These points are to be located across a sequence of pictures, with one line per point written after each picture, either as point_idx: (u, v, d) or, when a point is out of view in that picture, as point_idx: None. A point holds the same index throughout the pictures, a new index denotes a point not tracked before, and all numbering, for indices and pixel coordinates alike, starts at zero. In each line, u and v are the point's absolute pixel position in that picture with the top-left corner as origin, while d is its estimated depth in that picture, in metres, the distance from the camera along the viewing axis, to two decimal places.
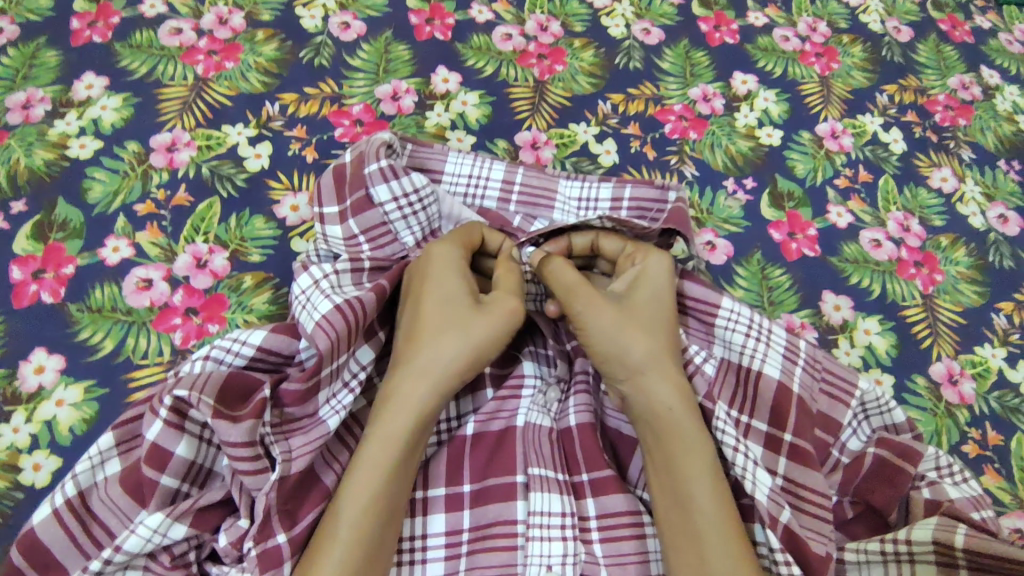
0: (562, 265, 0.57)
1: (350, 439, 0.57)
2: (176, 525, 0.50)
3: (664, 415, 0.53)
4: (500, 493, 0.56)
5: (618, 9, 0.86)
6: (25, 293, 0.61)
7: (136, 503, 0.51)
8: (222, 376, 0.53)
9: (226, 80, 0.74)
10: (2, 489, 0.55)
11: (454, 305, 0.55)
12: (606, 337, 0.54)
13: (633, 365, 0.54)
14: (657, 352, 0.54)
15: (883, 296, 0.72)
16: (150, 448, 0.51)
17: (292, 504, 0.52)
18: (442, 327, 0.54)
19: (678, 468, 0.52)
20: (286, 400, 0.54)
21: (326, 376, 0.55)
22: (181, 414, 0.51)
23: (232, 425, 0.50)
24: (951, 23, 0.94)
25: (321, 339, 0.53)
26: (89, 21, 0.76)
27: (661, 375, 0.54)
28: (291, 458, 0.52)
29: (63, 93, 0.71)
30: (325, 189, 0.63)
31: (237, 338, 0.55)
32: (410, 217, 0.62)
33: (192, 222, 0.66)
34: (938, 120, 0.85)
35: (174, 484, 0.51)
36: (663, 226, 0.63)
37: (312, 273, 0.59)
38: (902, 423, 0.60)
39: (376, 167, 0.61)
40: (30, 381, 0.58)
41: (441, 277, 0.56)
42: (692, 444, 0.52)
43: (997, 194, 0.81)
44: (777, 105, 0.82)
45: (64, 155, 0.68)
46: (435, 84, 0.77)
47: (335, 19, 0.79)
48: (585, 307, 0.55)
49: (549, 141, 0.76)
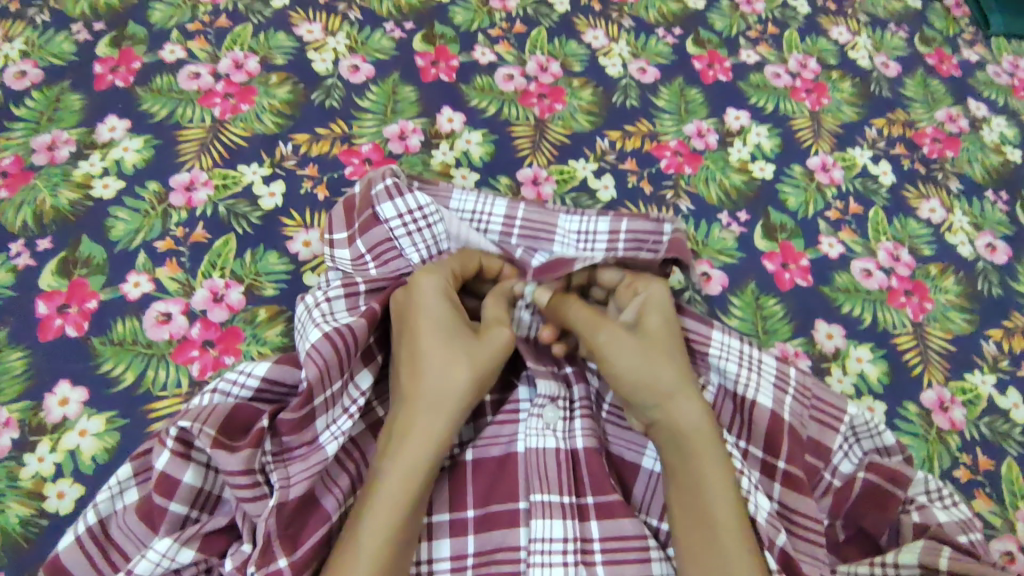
0: (576, 304, 0.62)
1: (350, 462, 0.59)
2: (184, 550, 0.52)
3: (691, 434, 0.55)
4: (504, 519, 0.58)
5: (615, 50, 0.90)
6: (51, 327, 0.64)
7: (149, 529, 0.53)
8: (227, 408, 0.56)
9: (242, 122, 0.77)
10: (27, 516, 0.57)
11: (452, 335, 0.58)
12: (632, 364, 0.57)
13: (662, 391, 0.56)
14: (679, 378, 0.57)
15: (874, 324, 0.74)
16: (159, 477, 0.53)
17: (294, 528, 0.54)
18: (445, 358, 0.56)
19: (701, 484, 0.54)
20: (283, 429, 0.55)
21: (320, 404, 0.57)
22: (187, 444, 0.54)
23: (230, 454, 0.52)
24: (938, 57, 0.98)
25: (311, 369, 0.56)
26: (112, 66, 0.80)
27: (687, 397, 0.56)
28: (289, 485, 0.54)
29: (87, 135, 0.75)
30: (335, 219, 0.68)
31: (242, 370, 0.58)
32: (415, 234, 0.66)
33: (209, 258, 0.69)
34: (926, 152, 0.88)
35: (183, 511, 0.54)
36: (665, 256, 0.66)
37: (308, 299, 0.62)
38: (892, 446, 0.62)
39: (383, 186, 0.65)
40: (55, 412, 0.61)
41: (433, 307, 0.59)
42: (715, 463, 0.54)
43: (985, 224, 0.84)
44: (769, 139, 0.86)
45: (88, 195, 0.72)
46: (440, 123, 0.80)
47: (345, 62, 0.83)
48: (608, 336, 0.58)
49: (549, 177, 0.79)
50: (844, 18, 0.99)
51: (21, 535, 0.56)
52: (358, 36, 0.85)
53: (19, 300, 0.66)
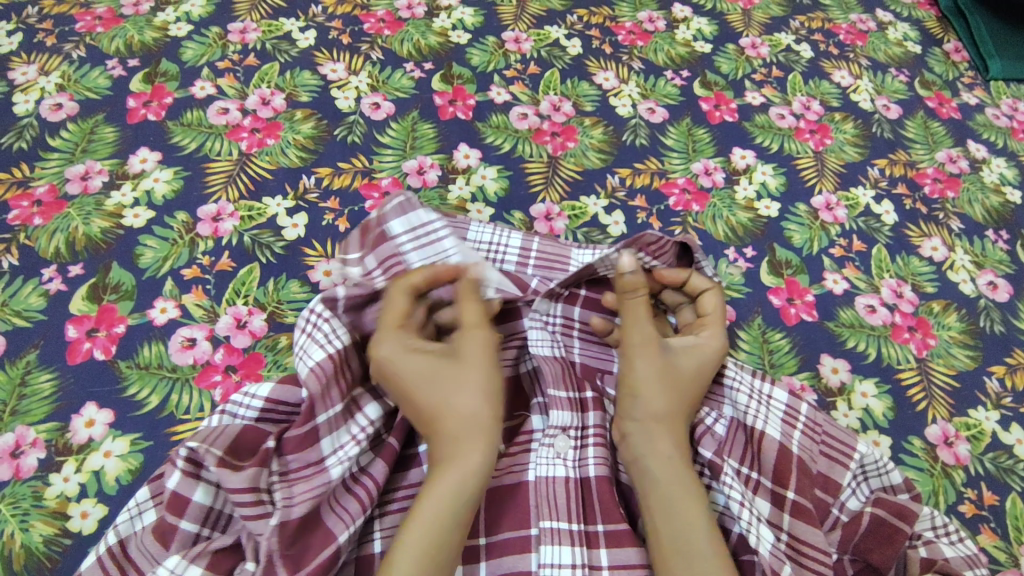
0: (638, 313, 0.64)
1: (357, 487, 0.59)
2: (191, 567, 0.53)
3: (648, 454, 0.59)
4: (513, 545, 0.59)
5: (625, 91, 0.94)
6: (80, 350, 0.67)
7: (162, 547, 0.55)
8: (237, 429, 0.59)
9: (268, 156, 0.81)
10: (51, 535, 0.58)
11: (444, 376, 0.59)
12: (645, 381, 0.62)
13: (653, 413, 0.61)
14: (674, 407, 0.61)
15: (879, 359, 0.76)
16: (170, 497, 0.55)
17: (296, 548, 0.54)
18: (445, 391, 0.59)
19: (667, 494, 0.57)
20: (288, 446, 0.58)
21: (323, 423, 0.59)
22: (195, 464, 0.56)
23: (234, 472, 0.55)
24: (938, 100, 1.01)
25: (314, 384, 0.58)
26: (145, 100, 0.84)
27: (670, 428, 0.61)
28: (291, 504, 0.55)
29: (119, 167, 0.79)
30: (349, 241, 0.72)
31: (248, 393, 0.61)
32: (420, 246, 0.70)
33: (233, 285, 0.71)
34: (927, 192, 0.91)
35: (194, 528, 0.55)
36: (675, 239, 0.70)
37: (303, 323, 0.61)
38: (900, 484, 0.63)
39: (396, 205, 0.71)
40: (81, 433, 0.63)
41: (406, 368, 0.59)
42: (675, 475, 0.58)
43: (986, 262, 0.86)
44: (774, 178, 0.88)
45: (118, 224, 0.74)
46: (457, 159, 0.83)
47: (367, 100, 0.87)
48: (640, 355, 0.63)
49: (561, 212, 0.81)
50: (846, 62, 1.03)
51: (44, 554, 0.58)
52: (380, 75, 0.89)
53: (49, 323, 0.68)
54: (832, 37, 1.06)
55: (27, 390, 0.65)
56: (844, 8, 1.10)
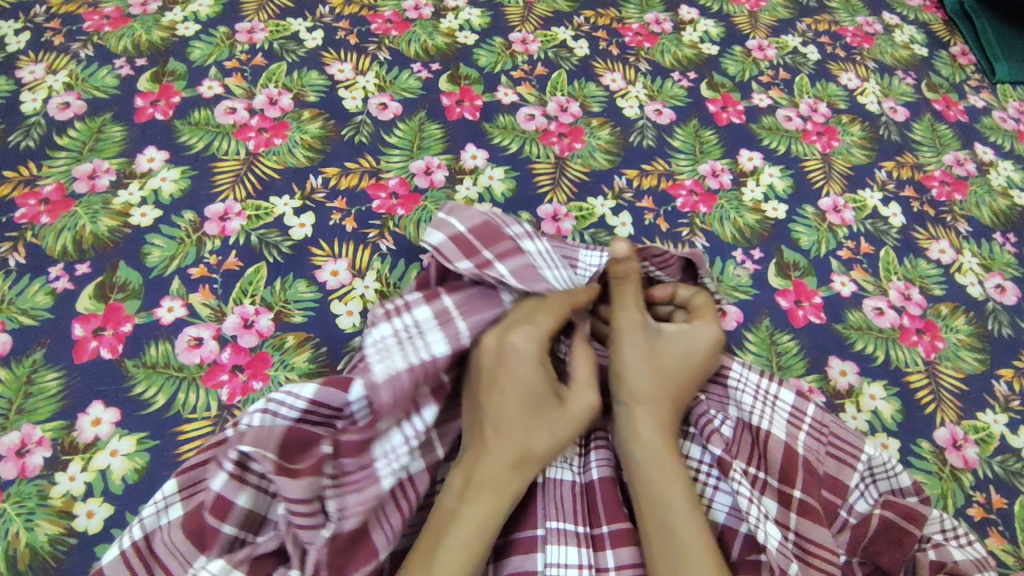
0: (627, 303, 0.68)
1: (403, 499, 0.60)
2: (234, 572, 0.55)
3: (636, 438, 0.61)
4: (521, 545, 0.59)
5: (632, 92, 0.94)
6: (86, 348, 0.67)
7: (196, 548, 0.56)
8: (282, 431, 0.58)
9: (275, 155, 0.81)
10: (56, 534, 0.58)
11: (545, 414, 0.61)
12: (629, 363, 0.64)
13: (635, 393, 0.63)
14: (659, 390, 0.63)
15: (887, 362, 0.76)
16: (213, 498, 0.56)
17: (342, 559, 0.56)
18: (529, 422, 0.60)
19: (655, 483, 0.58)
20: (344, 451, 0.59)
21: (384, 428, 0.60)
22: (243, 466, 0.56)
23: (293, 482, 0.55)
24: (945, 102, 1.01)
25: (384, 391, 0.60)
26: (152, 99, 0.84)
27: (653, 407, 0.62)
28: (343, 517, 0.56)
29: (127, 165, 0.79)
30: (450, 252, 0.68)
31: (292, 393, 0.60)
32: (552, 268, 0.71)
33: (240, 285, 0.71)
34: (934, 195, 0.90)
35: (234, 532, 0.56)
36: (683, 254, 0.73)
37: (387, 326, 0.64)
38: (908, 487, 0.63)
39: (522, 229, 0.71)
40: (87, 432, 0.63)
41: (529, 377, 0.61)
42: (661, 463, 0.59)
43: (993, 265, 0.85)
44: (782, 180, 0.88)
45: (126, 223, 0.74)
46: (464, 160, 0.83)
47: (374, 100, 0.87)
48: (623, 336, 0.66)
49: (569, 214, 0.81)
50: (853, 65, 1.03)
51: (49, 553, 0.57)
52: (387, 75, 0.89)
53: (56, 321, 0.68)
54: (839, 40, 1.06)
55: (33, 389, 0.64)
56: (850, 11, 1.10)
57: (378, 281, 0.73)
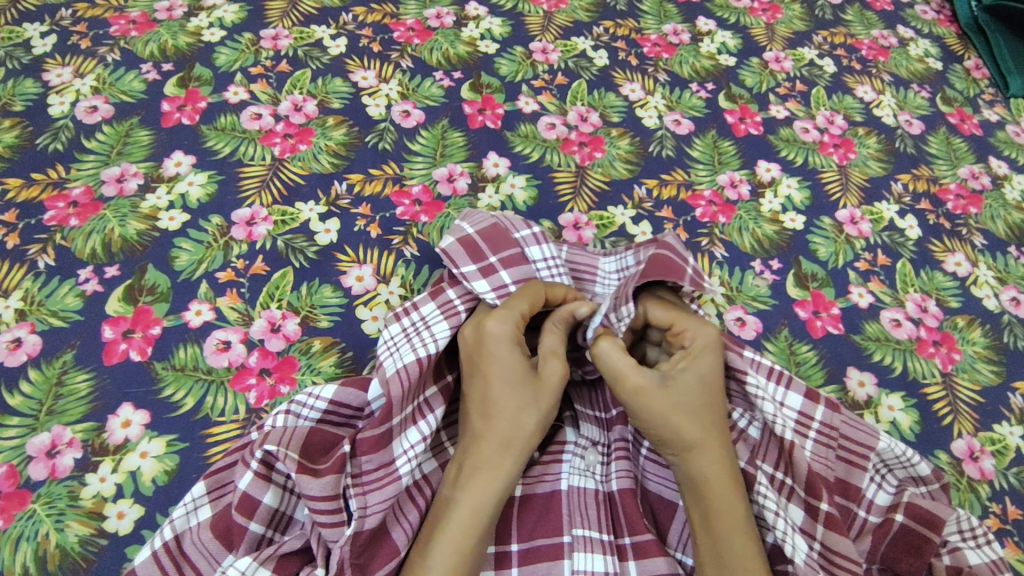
0: (610, 348, 0.61)
1: (419, 497, 0.62)
2: (261, 569, 0.55)
3: (699, 484, 0.58)
4: (547, 552, 0.59)
5: (651, 102, 0.95)
6: (115, 351, 0.67)
7: (224, 547, 0.57)
8: (304, 432, 0.60)
9: (300, 161, 0.82)
10: (87, 535, 0.59)
11: (523, 389, 0.60)
12: (657, 420, 0.59)
13: (684, 443, 0.58)
14: (705, 433, 0.59)
15: (905, 373, 0.76)
16: (241, 498, 0.57)
17: (363, 557, 0.57)
18: (512, 404, 0.59)
19: (716, 525, 0.56)
20: (362, 447, 0.59)
21: (397, 425, 0.61)
22: (268, 466, 0.58)
23: (314, 479, 0.57)
24: (960, 116, 1.02)
25: (396, 387, 0.60)
26: (179, 104, 0.85)
27: (705, 453, 0.58)
28: (365, 515, 0.57)
29: (154, 169, 0.79)
30: (458, 255, 0.68)
31: (311, 394, 0.62)
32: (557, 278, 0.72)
33: (268, 289, 0.72)
34: (950, 208, 0.91)
35: (261, 530, 0.57)
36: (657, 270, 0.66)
37: (401, 322, 0.65)
38: (927, 474, 0.64)
39: (531, 232, 0.72)
40: (117, 434, 0.63)
41: (505, 355, 0.61)
42: (725, 504, 0.57)
43: (1009, 278, 0.86)
44: (799, 192, 0.89)
45: (154, 227, 0.75)
46: (486, 168, 0.84)
47: (397, 107, 0.88)
48: (633, 394, 0.59)
49: (590, 222, 0.82)
50: (868, 77, 1.04)
51: (80, 554, 0.58)
52: (410, 83, 0.90)
53: (85, 323, 0.69)
54: (855, 53, 1.07)
55: (63, 390, 0.65)
56: (866, 24, 1.11)
57: (403, 287, 0.74)
